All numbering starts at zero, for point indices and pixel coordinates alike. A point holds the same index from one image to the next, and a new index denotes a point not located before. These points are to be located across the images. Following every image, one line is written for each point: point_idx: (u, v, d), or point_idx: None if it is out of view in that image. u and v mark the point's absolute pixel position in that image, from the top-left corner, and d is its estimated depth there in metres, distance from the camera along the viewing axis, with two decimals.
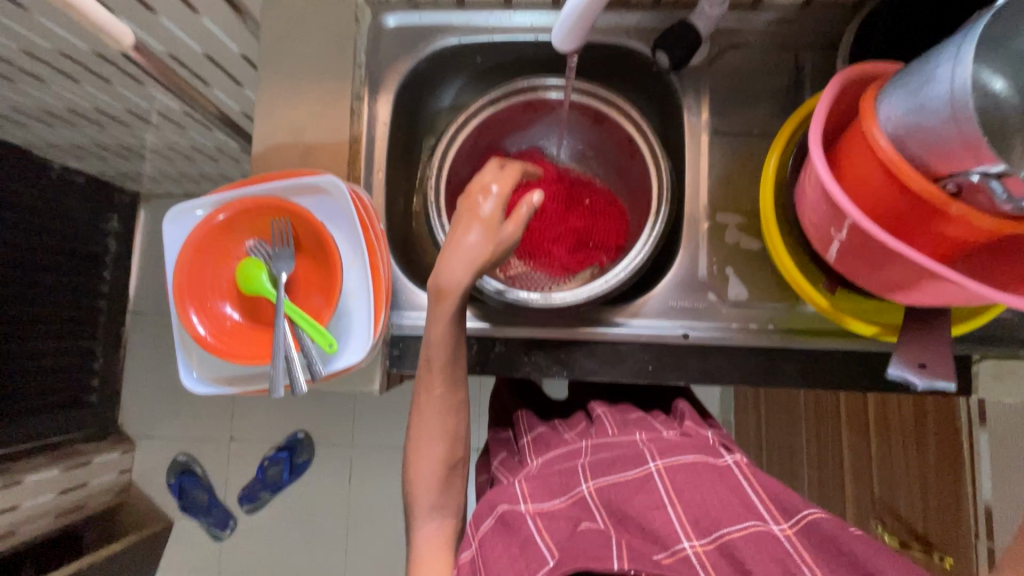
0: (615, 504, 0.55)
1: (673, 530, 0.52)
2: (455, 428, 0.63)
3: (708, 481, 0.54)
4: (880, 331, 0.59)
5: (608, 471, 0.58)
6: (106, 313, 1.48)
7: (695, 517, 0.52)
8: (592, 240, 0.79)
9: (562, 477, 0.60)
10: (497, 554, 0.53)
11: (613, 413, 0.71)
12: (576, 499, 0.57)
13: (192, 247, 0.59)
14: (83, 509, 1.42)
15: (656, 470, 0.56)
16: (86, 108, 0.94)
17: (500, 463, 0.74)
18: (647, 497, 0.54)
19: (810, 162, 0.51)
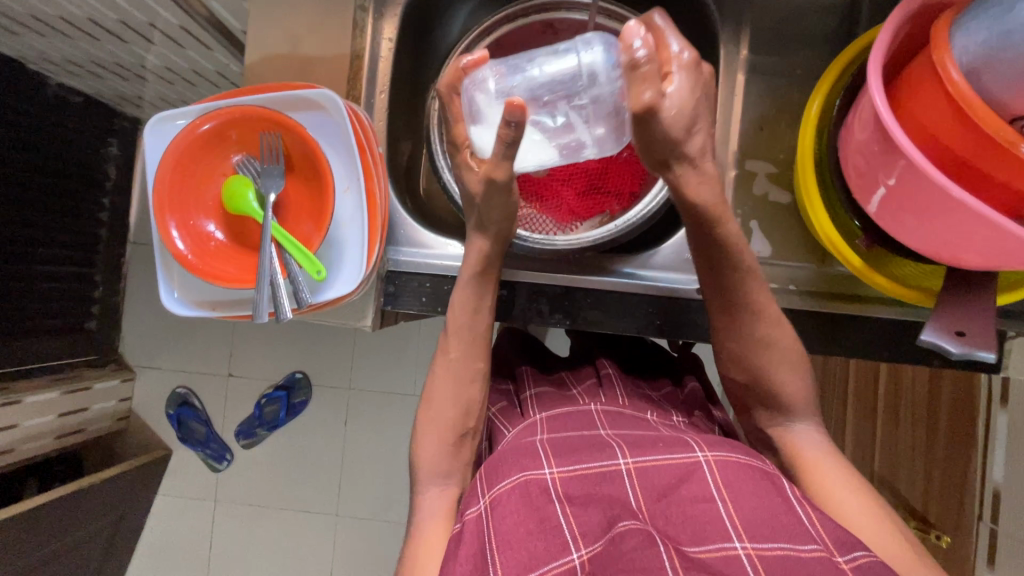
0: (654, 486, 0.52)
1: (723, 527, 0.48)
2: (471, 398, 0.63)
3: (758, 484, 0.51)
4: (913, 297, 0.54)
5: (648, 452, 0.55)
6: (106, 241, 1.44)
7: (750, 523, 0.48)
8: (605, 185, 0.73)
9: (595, 449, 0.56)
10: (516, 529, 0.50)
11: (624, 380, 0.74)
12: (608, 473, 0.53)
13: (172, 158, 0.54)
14: (82, 432, 1.43)
15: (704, 460, 0.53)
16: (79, 19, 0.84)
17: (498, 412, 0.73)
18: (693, 487, 0.51)
19: (865, 97, 0.46)
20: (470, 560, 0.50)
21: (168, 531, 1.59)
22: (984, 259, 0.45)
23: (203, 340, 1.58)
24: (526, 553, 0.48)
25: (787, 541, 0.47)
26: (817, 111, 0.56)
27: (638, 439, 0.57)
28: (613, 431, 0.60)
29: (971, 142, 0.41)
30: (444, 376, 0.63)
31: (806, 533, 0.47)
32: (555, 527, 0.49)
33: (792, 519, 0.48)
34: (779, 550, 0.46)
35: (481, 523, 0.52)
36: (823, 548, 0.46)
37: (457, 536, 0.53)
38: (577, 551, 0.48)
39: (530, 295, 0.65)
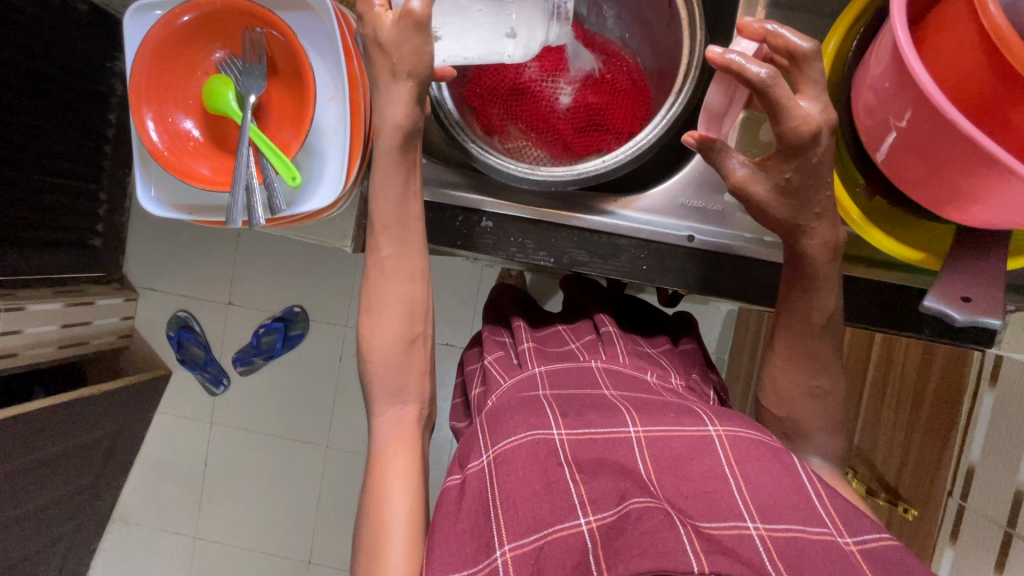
0: (664, 455, 0.52)
1: (736, 506, 0.48)
2: (413, 301, 0.60)
3: (770, 463, 0.51)
4: (920, 258, 0.51)
5: (656, 420, 0.54)
6: (112, 159, 1.39)
7: (760, 500, 0.48)
8: (604, 121, 0.69)
9: (604, 413, 0.55)
10: (521, 493, 0.50)
11: (626, 341, 0.70)
12: (618, 438, 0.53)
13: (151, 48, 0.52)
14: (86, 345, 1.46)
15: (715, 435, 0.53)
16: None
17: (496, 362, 0.69)
18: (706, 462, 0.51)
19: (886, 26, 0.41)
20: (475, 514, 0.52)
21: (166, 446, 1.64)
22: (994, 213, 0.42)
23: (205, 266, 1.59)
24: (532, 514, 0.49)
25: (798, 523, 0.47)
26: (833, 52, 0.51)
27: (645, 403, 0.57)
28: (618, 393, 0.59)
29: (1001, 84, 0.37)
30: (388, 279, 0.59)
31: (815, 515, 0.48)
32: (563, 492, 0.50)
33: (803, 501, 0.49)
34: (790, 530, 0.47)
35: (483, 477, 0.53)
36: (830, 531, 0.47)
37: (461, 487, 0.55)
38: (586, 517, 0.48)
39: (516, 229, 0.64)
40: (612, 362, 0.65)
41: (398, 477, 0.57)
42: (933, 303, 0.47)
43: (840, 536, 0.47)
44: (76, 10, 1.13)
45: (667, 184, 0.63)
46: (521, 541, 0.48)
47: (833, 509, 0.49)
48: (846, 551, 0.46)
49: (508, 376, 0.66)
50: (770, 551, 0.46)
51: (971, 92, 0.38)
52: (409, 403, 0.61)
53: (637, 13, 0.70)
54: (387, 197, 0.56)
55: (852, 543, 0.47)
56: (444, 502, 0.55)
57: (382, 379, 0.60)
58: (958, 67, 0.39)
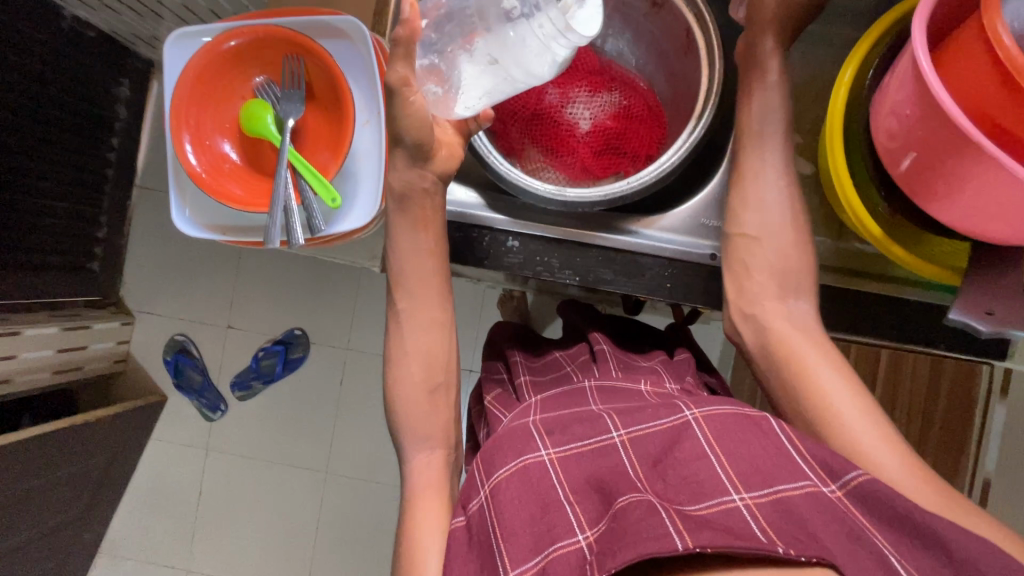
0: (649, 453, 0.53)
1: (719, 481, 0.48)
2: (437, 348, 0.63)
3: (747, 435, 0.51)
4: (939, 273, 0.53)
5: (638, 418, 0.55)
6: (113, 182, 1.41)
7: (744, 471, 0.48)
8: (622, 145, 0.72)
9: (587, 424, 0.56)
10: (513, 515, 0.49)
11: (619, 357, 0.71)
12: (603, 446, 0.54)
13: (193, 74, 0.53)
14: (79, 371, 1.43)
15: (693, 418, 0.53)
16: None
17: (495, 400, 0.71)
18: (688, 446, 0.51)
19: (907, 54, 0.44)
20: (480, 552, 0.50)
21: (159, 475, 1.60)
22: (1013, 231, 0.44)
23: (204, 289, 1.57)
24: (531, 537, 0.48)
25: (783, 483, 0.47)
26: (849, 80, 0.54)
27: (628, 407, 0.58)
28: (605, 407, 0.60)
29: (1020, 110, 0.39)
30: (406, 330, 0.62)
31: (797, 471, 0.48)
32: (559, 513, 0.49)
33: (782, 458, 0.49)
34: (775, 492, 0.46)
35: (484, 513, 0.52)
36: (813, 482, 0.47)
37: (467, 529, 0.53)
38: (583, 533, 0.46)
39: (545, 248, 0.65)
40: (606, 378, 0.66)
41: (432, 509, 0.57)
42: (957, 317, 0.49)
43: (823, 485, 0.47)
44: (84, 35, 1.15)
45: (687, 204, 0.66)
46: (525, 565, 0.46)
47: (812, 460, 0.49)
48: (831, 499, 0.46)
49: (508, 412, 0.67)
50: (759, 518, 0.44)
51: (992, 117, 0.41)
52: (437, 448, 0.62)
53: (650, 43, 0.74)
54: (411, 255, 0.60)
55: (836, 491, 0.47)
56: (452, 545, 0.53)
57: (412, 417, 0.61)
58: (978, 93, 0.41)
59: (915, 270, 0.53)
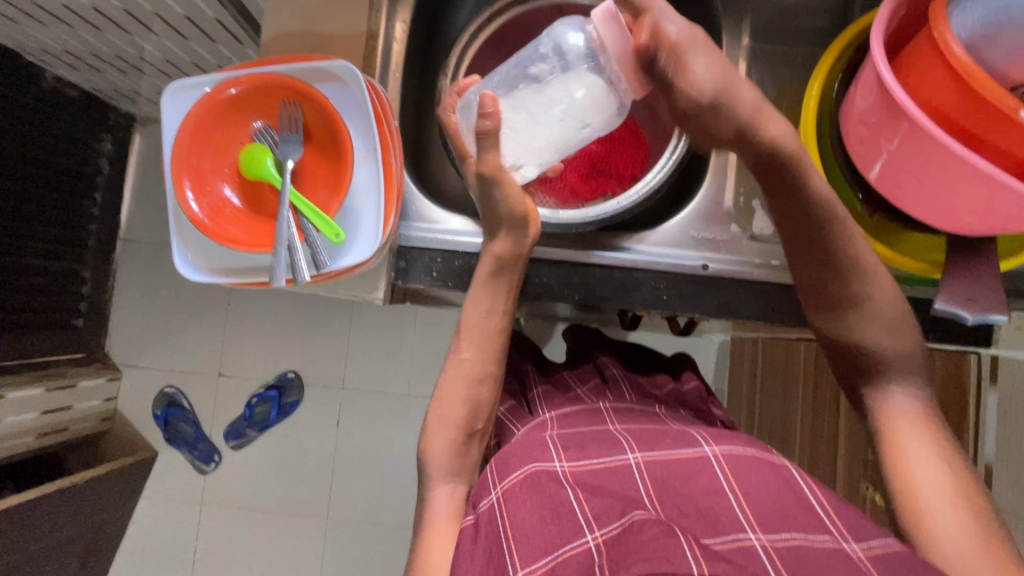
0: (664, 478, 0.52)
1: (736, 519, 0.47)
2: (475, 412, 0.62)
3: (768, 477, 0.51)
4: (921, 269, 0.55)
5: (657, 445, 0.55)
6: (96, 236, 1.41)
7: (761, 514, 0.48)
8: (608, 168, 0.76)
9: (604, 444, 0.56)
10: (524, 514, 0.50)
11: (629, 382, 0.74)
12: (619, 468, 0.53)
13: (192, 123, 0.55)
14: (66, 432, 1.38)
15: (712, 455, 0.53)
16: (81, 24, 0.90)
17: (507, 411, 0.72)
18: (704, 481, 0.51)
19: (868, 66, 0.47)
20: (488, 551, 0.50)
21: (150, 535, 1.53)
22: (984, 222, 0.47)
23: (192, 338, 1.55)
24: (541, 538, 0.48)
25: (800, 531, 0.46)
26: (817, 92, 0.58)
27: (646, 434, 0.58)
28: (623, 426, 0.61)
29: (977, 109, 0.42)
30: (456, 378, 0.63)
31: (819, 524, 0.47)
32: (569, 513, 0.49)
33: (804, 511, 0.48)
34: (788, 540, 0.46)
35: (494, 513, 0.52)
36: (834, 538, 0.46)
37: (476, 528, 0.52)
38: (592, 533, 0.47)
39: (542, 268, 0.67)
40: (620, 402, 0.68)
41: (439, 541, 0.56)
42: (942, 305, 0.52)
43: (845, 542, 0.46)
44: (65, 95, 1.17)
45: (676, 219, 0.68)
46: (534, 566, 0.47)
47: (837, 518, 0.48)
48: (853, 558, 0.44)
49: (520, 424, 0.69)
50: (774, 561, 0.44)
51: (954, 119, 0.44)
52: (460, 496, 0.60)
53: None
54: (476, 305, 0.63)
55: (861, 550, 0.45)
56: (461, 543, 0.52)
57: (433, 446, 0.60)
58: (936, 98, 0.44)
59: (894, 263, 0.56)
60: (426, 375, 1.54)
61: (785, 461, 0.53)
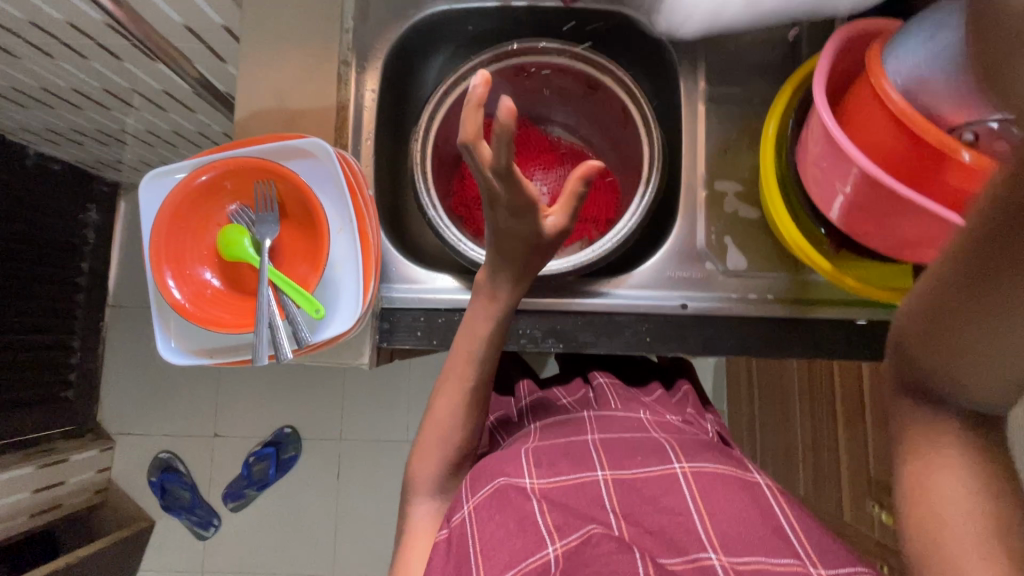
0: (633, 499, 0.51)
1: (698, 539, 0.48)
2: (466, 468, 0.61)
3: (736, 496, 0.50)
4: (892, 297, 0.57)
5: (626, 462, 0.54)
6: (84, 305, 1.41)
7: (726, 536, 0.47)
8: (582, 213, 0.77)
9: (574, 459, 0.55)
10: (493, 529, 0.49)
11: (619, 390, 0.69)
12: (586, 484, 0.53)
13: (169, 211, 0.56)
14: (61, 508, 1.34)
15: (681, 472, 0.52)
16: (62, 105, 0.93)
17: (498, 424, 0.72)
18: (672, 500, 0.50)
19: (814, 113, 0.50)
20: (455, 565, 0.48)
21: None
22: (943, 254, 0.48)
23: (186, 400, 1.53)
24: (507, 553, 0.47)
25: (762, 554, 0.46)
26: (773, 133, 0.60)
27: (619, 444, 0.56)
28: (602, 436, 0.58)
29: (918, 151, 0.44)
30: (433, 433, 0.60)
31: (784, 547, 0.46)
32: (533, 524, 0.48)
33: (770, 531, 0.47)
34: (753, 563, 0.45)
35: (465, 528, 0.50)
36: (801, 562, 0.45)
37: (448, 543, 0.51)
38: (553, 545, 0.46)
39: (524, 320, 0.67)
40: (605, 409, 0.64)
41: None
42: None
43: (812, 567, 0.45)
44: (48, 171, 1.19)
45: (652, 260, 0.69)
46: None
47: (807, 544, 0.47)
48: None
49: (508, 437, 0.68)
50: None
51: (899, 161, 0.46)
52: None
53: (590, 117, 0.81)
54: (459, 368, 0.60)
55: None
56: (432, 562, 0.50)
57: (429, 503, 0.59)
58: (882, 141, 0.46)
59: (865, 294, 0.58)
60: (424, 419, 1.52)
61: (757, 478, 0.53)
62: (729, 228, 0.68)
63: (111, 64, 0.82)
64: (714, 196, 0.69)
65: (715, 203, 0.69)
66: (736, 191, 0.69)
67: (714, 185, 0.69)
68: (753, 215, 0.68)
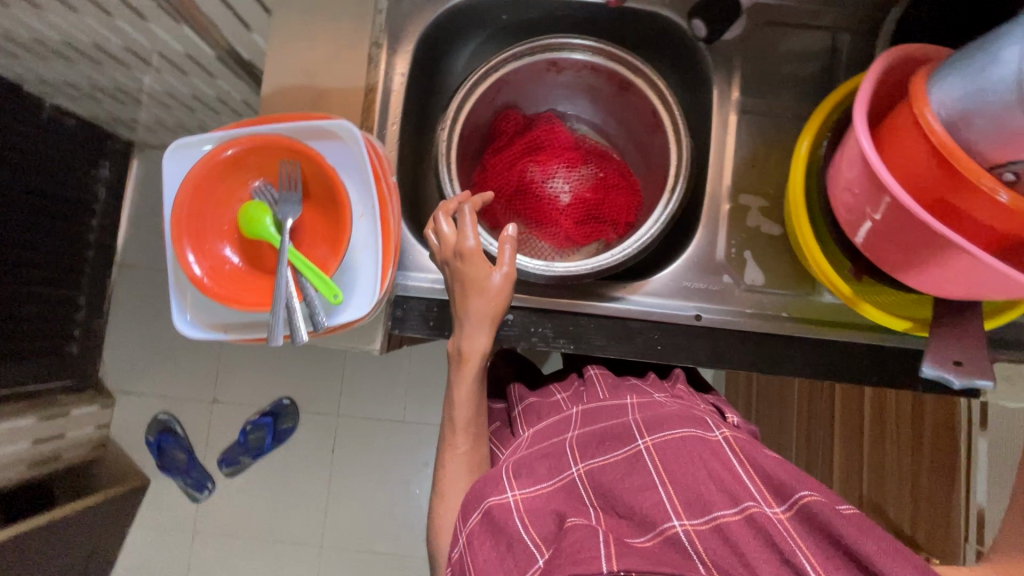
0: (603, 482, 0.51)
1: (661, 509, 0.47)
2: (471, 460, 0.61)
3: (698, 458, 0.49)
4: (910, 327, 0.57)
5: (597, 451, 0.54)
6: (92, 262, 1.41)
7: (687, 498, 0.47)
8: (601, 214, 0.76)
9: (551, 462, 0.55)
10: (485, 553, 0.49)
11: (608, 379, 0.68)
12: (564, 483, 0.53)
13: (192, 184, 0.56)
14: (58, 460, 1.35)
15: (644, 448, 0.51)
16: (82, 59, 0.91)
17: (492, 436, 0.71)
18: (638, 479, 0.50)
19: (853, 135, 0.49)
20: None
21: (141, 563, 1.51)
22: (966, 289, 0.48)
23: (187, 364, 1.54)
24: (501, 573, 0.47)
25: (721, 509, 0.46)
26: (808, 150, 0.59)
27: (590, 434, 0.56)
28: (582, 430, 0.57)
29: (955, 185, 0.44)
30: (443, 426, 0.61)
31: (741, 493, 0.47)
32: (519, 544, 0.48)
33: (728, 481, 0.48)
34: (714, 519, 0.46)
35: (462, 563, 0.50)
36: (757, 502, 0.46)
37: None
38: (541, 555, 0.46)
39: (537, 318, 0.68)
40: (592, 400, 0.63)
41: None
42: (931, 369, 0.53)
43: (767, 507, 0.46)
44: (63, 124, 1.18)
45: (669, 269, 0.69)
46: None
47: (761, 483, 0.48)
48: (774, 520, 0.45)
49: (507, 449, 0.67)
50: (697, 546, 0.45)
51: (934, 192, 0.46)
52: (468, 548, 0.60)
53: (619, 116, 0.80)
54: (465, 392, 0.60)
55: (782, 513, 0.46)
56: None
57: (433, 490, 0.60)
58: (919, 170, 0.46)
59: (881, 322, 0.58)
60: (421, 400, 1.53)
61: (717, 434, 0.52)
62: (750, 242, 0.68)
63: (136, 23, 0.81)
64: (739, 209, 0.69)
65: (738, 216, 0.69)
66: (760, 205, 0.69)
67: (738, 198, 0.69)
68: (775, 230, 0.68)
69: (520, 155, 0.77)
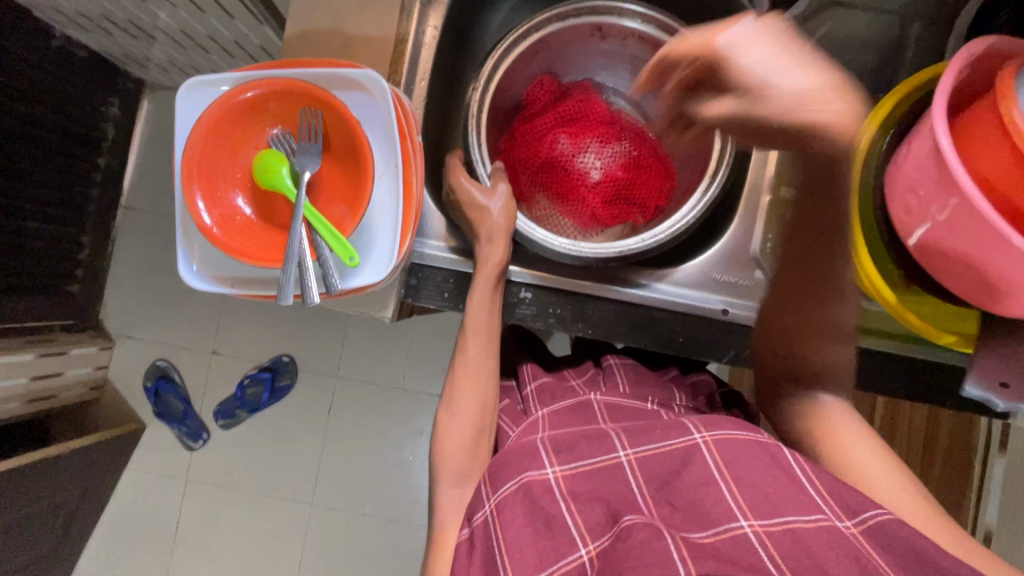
0: (656, 475, 0.50)
1: (726, 507, 0.45)
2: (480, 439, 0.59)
3: (761, 462, 0.48)
4: (956, 341, 0.54)
5: (646, 440, 0.53)
6: (97, 202, 1.38)
7: (753, 498, 0.46)
8: (631, 195, 0.72)
9: (594, 442, 0.53)
10: (517, 525, 0.48)
11: (631, 372, 0.68)
12: (608, 467, 0.51)
13: (205, 125, 0.52)
14: (56, 398, 1.35)
15: (703, 443, 0.50)
16: None
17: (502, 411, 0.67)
18: (695, 472, 0.48)
19: (925, 131, 0.45)
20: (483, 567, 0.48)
21: (133, 506, 1.52)
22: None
23: (188, 313, 1.52)
24: (536, 554, 0.46)
25: (794, 513, 0.44)
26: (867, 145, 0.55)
27: (634, 426, 0.55)
28: (616, 424, 0.57)
29: None
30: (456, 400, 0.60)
31: (812, 503, 0.45)
32: (561, 525, 0.47)
33: (799, 489, 0.46)
34: (787, 522, 0.44)
35: (488, 531, 0.50)
36: (829, 516, 0.44)
37: (470, 542, 0.51)
38: (585, 546, 0.45)
39: (558, 299, 0.65)
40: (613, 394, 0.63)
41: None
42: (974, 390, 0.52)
43: (840, 520, 0.44)
44: (73, 55, 1.13)
45: (698, 260, 0.67)
46: None
47: (830, 494, 0.46)
48: (848, 535, 0.43)
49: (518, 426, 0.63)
50: (768, 548, 0.43)
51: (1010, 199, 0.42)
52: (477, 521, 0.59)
53: None
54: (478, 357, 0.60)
55: (853, 527, 0.44)
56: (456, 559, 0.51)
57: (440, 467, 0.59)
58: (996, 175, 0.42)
59: (923, 333, 0.54)
60: (422, 370, 1.52)
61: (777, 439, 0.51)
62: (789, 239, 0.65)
63: None
64: (780, 202, 0.65)
65: (780, 209, 0.65)
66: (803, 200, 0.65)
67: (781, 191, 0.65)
68: None
69: (554, 124, 0.73)
